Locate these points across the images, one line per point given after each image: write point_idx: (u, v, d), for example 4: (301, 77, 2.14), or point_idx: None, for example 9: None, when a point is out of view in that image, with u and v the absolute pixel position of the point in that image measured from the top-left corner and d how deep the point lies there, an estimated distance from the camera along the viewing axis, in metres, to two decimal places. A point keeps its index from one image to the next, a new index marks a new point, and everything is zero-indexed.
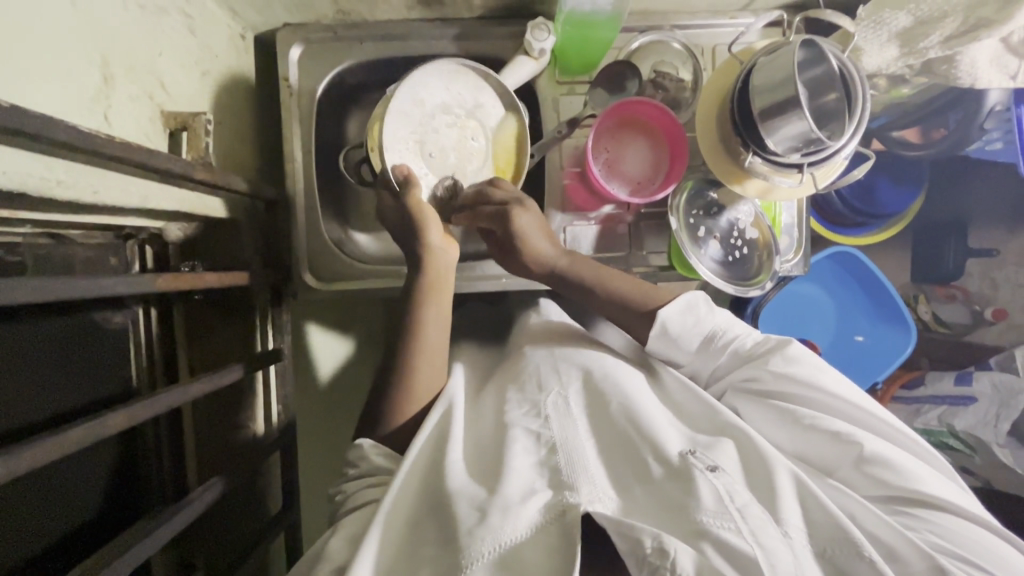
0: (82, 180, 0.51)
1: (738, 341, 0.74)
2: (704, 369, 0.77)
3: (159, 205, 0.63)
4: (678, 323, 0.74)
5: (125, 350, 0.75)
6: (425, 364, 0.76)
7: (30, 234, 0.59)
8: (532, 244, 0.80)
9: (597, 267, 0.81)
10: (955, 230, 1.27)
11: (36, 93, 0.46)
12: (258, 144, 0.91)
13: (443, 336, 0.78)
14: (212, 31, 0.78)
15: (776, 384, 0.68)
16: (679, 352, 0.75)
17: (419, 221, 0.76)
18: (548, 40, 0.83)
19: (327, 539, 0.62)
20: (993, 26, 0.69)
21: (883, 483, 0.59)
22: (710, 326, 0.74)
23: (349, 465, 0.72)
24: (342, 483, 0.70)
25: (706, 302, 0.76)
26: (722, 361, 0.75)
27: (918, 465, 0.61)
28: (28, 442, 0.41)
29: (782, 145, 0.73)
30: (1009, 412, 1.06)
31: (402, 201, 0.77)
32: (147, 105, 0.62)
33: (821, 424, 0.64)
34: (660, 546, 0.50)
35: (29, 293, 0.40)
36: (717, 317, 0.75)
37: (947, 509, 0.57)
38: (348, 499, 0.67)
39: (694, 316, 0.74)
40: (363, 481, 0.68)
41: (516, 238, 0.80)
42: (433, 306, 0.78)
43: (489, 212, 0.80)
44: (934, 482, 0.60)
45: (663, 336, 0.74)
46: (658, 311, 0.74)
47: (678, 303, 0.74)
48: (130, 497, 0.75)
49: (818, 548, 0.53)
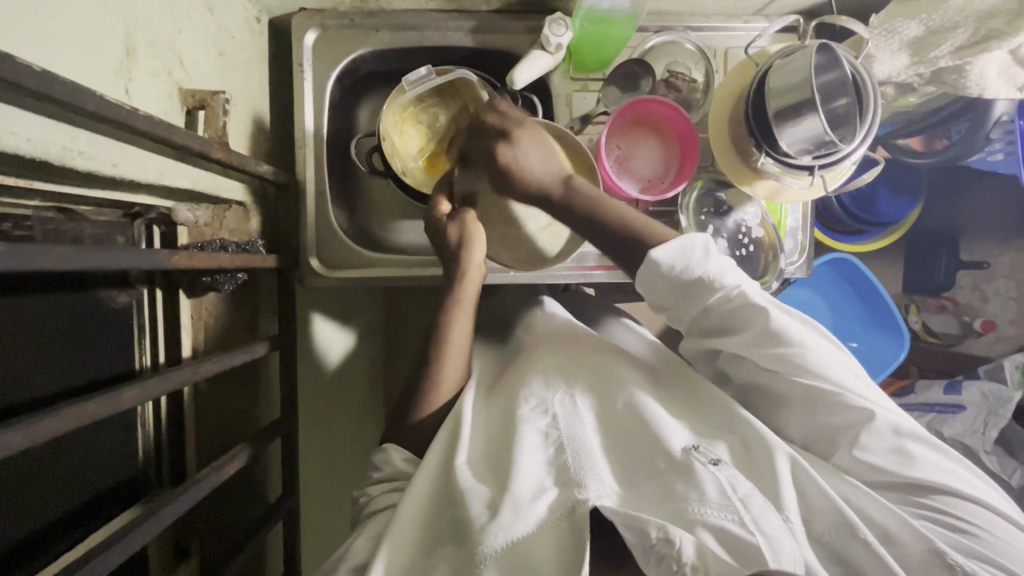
0: (102, 153, 0.50)
1: (719, 293, 0.68)
2: (686, 317, 0.72)
3: (174, 182, 0.62)
4: (670, 267, 0.69)
5: (127, 331, 0.74)
6: (448, 371, 0.78)
7: (39, 207, 0.58)
8: (523, 165, 0.77)
9: (595, 194, 0.76)
10: (946, 242, 1.30)
11: (62, 59, 0.46)
12: (270, 128, 0.90)
13: (465, 356, 0.80)
14: (229, 11, 0.76)
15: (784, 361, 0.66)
16: (661, 292, 0.71)
17: (467, 240, 0.80)
18: (565, 35, 0.81)
19: (348, 542, 0.63)
20: (1003, 38, 0.71)
21: (885, 470, 0.60)
22: (703, 269, 0.68)
23: (369, 472, 0.73)
24: (365, 485, 0.71)
25: (703, 246, 0.69)
26: (710, 317, 0.70)
27: (919, 449, 0.61)
28: (49, 414, 0.41)
29: (794, 147, 0.74)
30: (997, 420, 1.13)
31: (450, 223, 0.81)
32: (166, 81, 0.62)
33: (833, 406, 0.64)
34: (666, 536, 0.51)
35: (52, 260, 0.39)
36: (712, 263, 0.69)
37: (949, 494, 0.59)
38: (371, 500, 0.68)
39: (684, 263, 0.68)
40: (391, 484, 0.68)
41: (506, 162, 0.78)
42: (460, 321, 0.80)
43: (483, 135, 0.80)
44: (935, 466, 0.60)
45: (654, 276, 0.70)
46: (649, 253, 0.69)
47: (672, 245, 0.69)
48: (127, 485, 0.74)
49: (819, 532, 0.56)
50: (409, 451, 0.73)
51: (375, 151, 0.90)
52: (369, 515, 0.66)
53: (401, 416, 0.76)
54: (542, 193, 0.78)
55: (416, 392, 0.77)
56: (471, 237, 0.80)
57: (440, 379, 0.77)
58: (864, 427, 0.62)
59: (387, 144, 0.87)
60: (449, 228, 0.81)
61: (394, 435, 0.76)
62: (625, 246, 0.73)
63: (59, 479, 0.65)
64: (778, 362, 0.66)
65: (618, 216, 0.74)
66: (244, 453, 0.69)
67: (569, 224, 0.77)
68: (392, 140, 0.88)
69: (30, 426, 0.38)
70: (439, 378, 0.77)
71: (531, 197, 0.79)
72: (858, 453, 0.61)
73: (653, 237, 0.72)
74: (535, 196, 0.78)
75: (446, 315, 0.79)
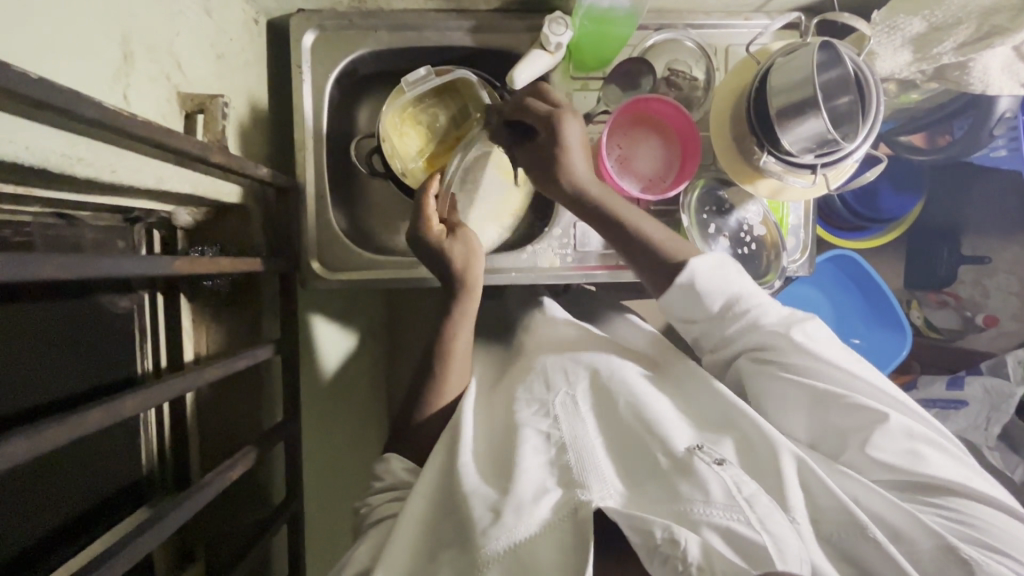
0: (102, 160, 0.50)
1: (742, 318, 0.72)
2: (709, 335, 0.75)
3: (173, 187, 0.62)
4: (706, 281, 0.71)
5: (129, 336, 0.74)
6: (453, 376, 0.77)
7: (39, 214, 0.58)
8: (570, 155, 0.76)
9: (627, 203, 0.77)
10: (948, 237, 1.30)
11: (61, 67, 0.46)
12: (269, 131, 0.89)
13: (467, 361, 0.80)
14: (227, 13, 0.76)
15: (795, 360, 0.68)
16: (691, 308, 0.73)
17: (474, 256, 0.78)
18: (565, 35, 0.81)
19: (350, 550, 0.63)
20: (1006, 33, 0.70)
21: (894, 468, 0.60)
22: (732, 290, 0.72)
23: (371, 477, 0.72)
24: (367, 495, 0.71)
25: (735, 266, 0.73)
26: (732, 333, 0.73)
27: (930, 448, 0.61)
28: (52, 423, 0.40)
29: (796, 146, 0.73)
30: (1000, 415, 1.13)
31: (454, 241, 0.77)
32: (165, 85, 0.61)
33: (841, 404, 0.64)
34: (671, 536, 0.51)
35: (54, 269, 0.39)
36: (743, 284, 0.73)
37: (957, 492, 0.59)
38: (373, 509, 0.67)
39: (721, 278, 0.72)
40: (390, 494, 0.68)
41: (558, 145, 0.76)
42: (464, 333, 0.78)
43: (534, 114, 0.77)
44: (944, 464, 0.61)
45: (688, 289, 0.72)
46: (688, 262, 0.72)
47: (709, 259, 0.72)
48: (131, 490, 0.75)
49: (827, 532, 0.56)
50: (410, 460, 0.73)
51: (374, 153, 0.89)
52: (372, 522, 0.66)
53: (406, 420, 0.76)
54: (580, 189, 0.76)
55: (418, 394, 0.77)
56: (472, 263, 0.78)
57: (445, 384, 0.77)
58: (874, 427, 0.62)
59: (388, 146, 0.87)
60: (459, 248, 0.77)
61: (397, 440, 0.76)
62: (657, 259, 0.74)
63: (63, 485, 0.66)
64: (788, 360, 0.68)
65: (641, 232, 0.75)
66: (249, 455, 0.69)
67: (600, 227, 0.77)
68: (391, 141, 0.87)
69: (35, 436, 0.38)
70: (443, 384, 0.77)
71: (570, 191, 0.77)
72: (870, 452, 0.61)
73: (682, 254, 0.74)
74: (573, 189, 0.76)
75: (448, 326, 0.78)
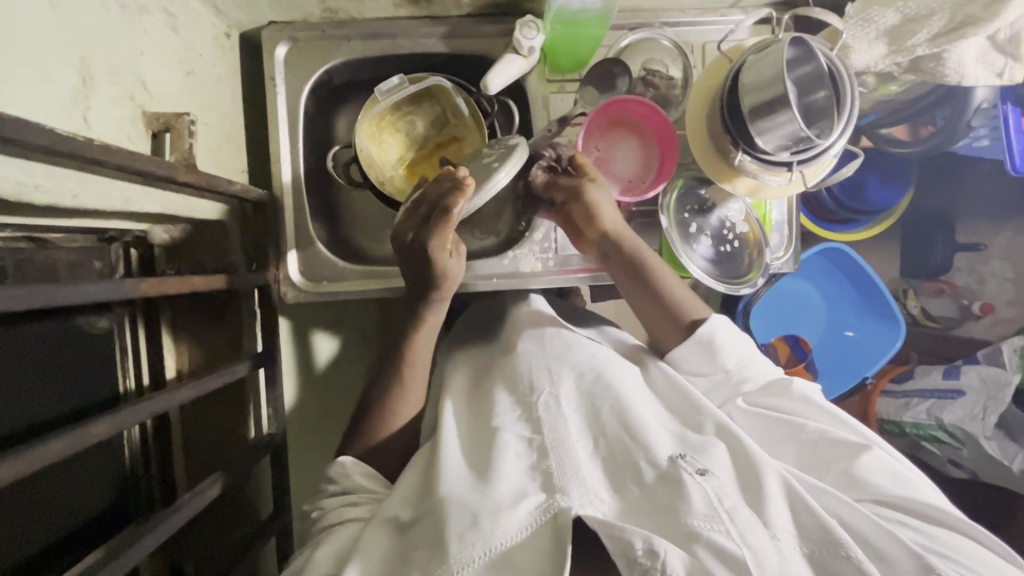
0: (62, 186, 0.50)
1: (752, 381, 0.76)
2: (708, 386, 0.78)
3: (141, 207, 0.61)
4: (722, 338, 0.77)
5: (110, 356, 0.74)
6: (411, 398, 0.77)
7: (10, 238, 0.59)
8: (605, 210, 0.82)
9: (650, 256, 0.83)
10: (942, 224, 1.29)
11: (16, 96, 0.45)
12: (245, 144, 0.89)
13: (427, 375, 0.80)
14: (196, 30, 0.76)
15: (784, 403, 0.72)
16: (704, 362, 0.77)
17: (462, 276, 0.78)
18: (537, 38, 0.80)
19: (308, 555, 0.63)
20: (980, 23, 0.69)
21: (876, 494, 0.62)
22: (744, 354, 0.78)
23: (328, 480, 0.72)
24: (319, 498, 0.71)
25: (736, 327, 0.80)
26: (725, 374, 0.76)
27: (914, 478, 0.64)
28: (10, 453, 0.40)
29: (772, 144, 0.73)
30: (996, 404, 1.08)
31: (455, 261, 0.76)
32: (129, 107, 0.61)
33: (824, 438, 0.67)
34: (650, 548, 0.51)
35: (15, 300, 0.39)
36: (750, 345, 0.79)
37: (938, 521, 0.60)
38: (333, 517, 0.67)
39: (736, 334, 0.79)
40: (341, 499, 0.68)
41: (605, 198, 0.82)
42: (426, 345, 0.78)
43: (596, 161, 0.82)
44: (929, 494, 0.63)
45: (706, 342, 0.77)
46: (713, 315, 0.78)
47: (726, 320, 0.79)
48: (116, 509, 0.75)
49: (806, 550, 0.54)
50: (370, 467, 0.72)
51: (352, 162, 0.89)
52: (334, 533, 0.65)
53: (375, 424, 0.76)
54: (617, 240, 0.82)
55: (394, 403, 0.76)
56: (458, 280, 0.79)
57: (403, 399, 0.77)
58: (856, 457, 0.65)
59: (364, 153, 0.86)
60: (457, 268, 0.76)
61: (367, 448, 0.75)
62: (672, 313, 0.81)
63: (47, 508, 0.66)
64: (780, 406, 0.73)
65: (659, 281, 0.81)
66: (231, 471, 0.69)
67: (623, 277, 0.83)
68: (370, 148, 0.87)
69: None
70: (404, 398, 0.77)
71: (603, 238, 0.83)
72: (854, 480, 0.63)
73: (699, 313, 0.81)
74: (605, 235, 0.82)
75: (410, 337, 0.78)
